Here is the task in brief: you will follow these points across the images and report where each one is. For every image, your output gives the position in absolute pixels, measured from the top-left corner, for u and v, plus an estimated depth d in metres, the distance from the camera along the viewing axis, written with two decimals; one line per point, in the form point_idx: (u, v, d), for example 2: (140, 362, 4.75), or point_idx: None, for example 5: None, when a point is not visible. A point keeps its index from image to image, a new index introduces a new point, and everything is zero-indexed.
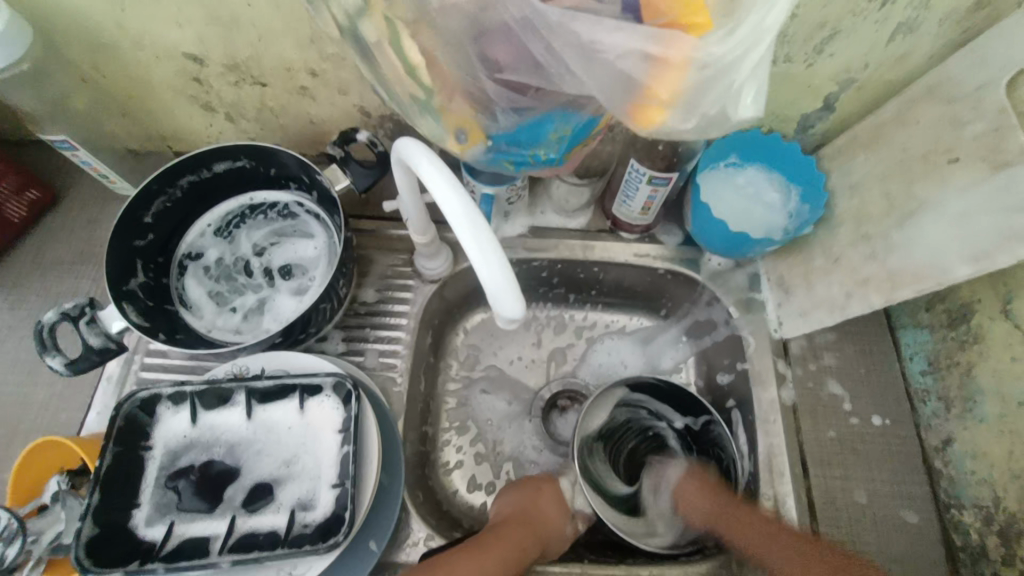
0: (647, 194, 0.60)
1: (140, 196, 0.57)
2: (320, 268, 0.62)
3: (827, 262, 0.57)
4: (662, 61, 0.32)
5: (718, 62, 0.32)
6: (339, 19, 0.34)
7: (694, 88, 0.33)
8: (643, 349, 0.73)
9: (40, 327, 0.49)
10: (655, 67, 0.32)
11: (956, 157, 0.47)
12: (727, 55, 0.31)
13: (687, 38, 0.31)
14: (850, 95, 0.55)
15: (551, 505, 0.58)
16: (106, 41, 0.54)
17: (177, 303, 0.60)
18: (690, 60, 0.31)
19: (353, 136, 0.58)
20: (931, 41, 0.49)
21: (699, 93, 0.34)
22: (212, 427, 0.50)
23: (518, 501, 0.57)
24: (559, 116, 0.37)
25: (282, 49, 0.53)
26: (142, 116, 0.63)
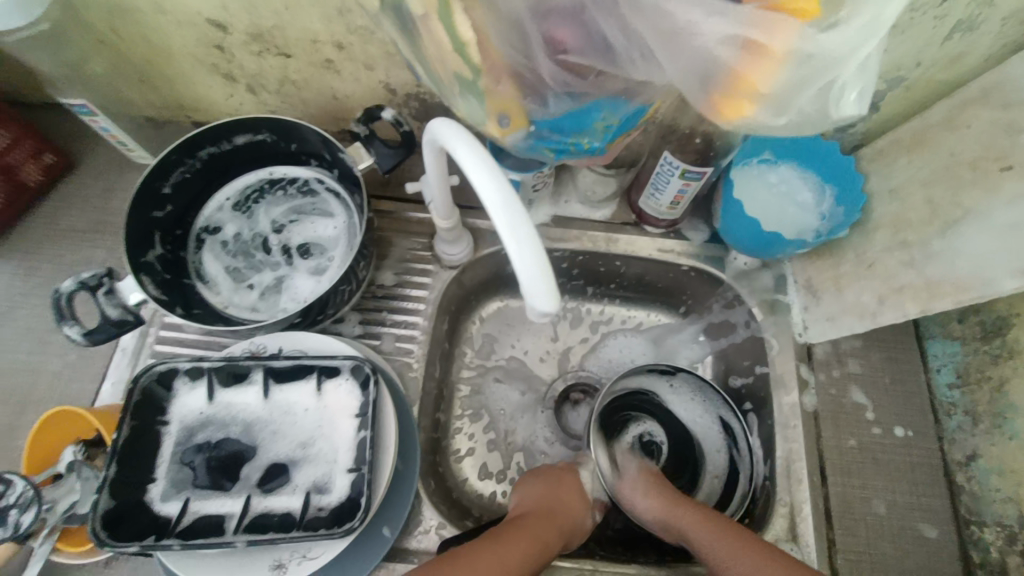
0: (679, 189, 0.58)
1: (160, 166, 0.55)
2: (339, 248, 0.61)
3: (859, 267, 0.56)
4: (760, 50, 0.30)
5: (825, 52, 0.30)
6: None
7: (792, 80, 0.31)
8: (661, 346, 0.72)
9: (57, 296, 0.49)
10: (749, 55, 0.30)
11: (1009, 164, 0.45)
12: (836, 45, 0.29)
13: (789, 26, 0.29)
14: (897, 94, 0.53)
15: (567, 489, 0.58)
16: (126, 4, 0.52)
17: (194, 278, 0.60)
18: (789, 50, 0.30)
19: (376, 113, 0.55)
20: (991, 40, 0.46)
21: (796, 86, 0.32)
22: (228, 405, 0.50)
23: (541, 494, 0.57)
24: (608, 104, 0.35)
25: (309, 19, 0.51)
26: (161, 83, 0.62)
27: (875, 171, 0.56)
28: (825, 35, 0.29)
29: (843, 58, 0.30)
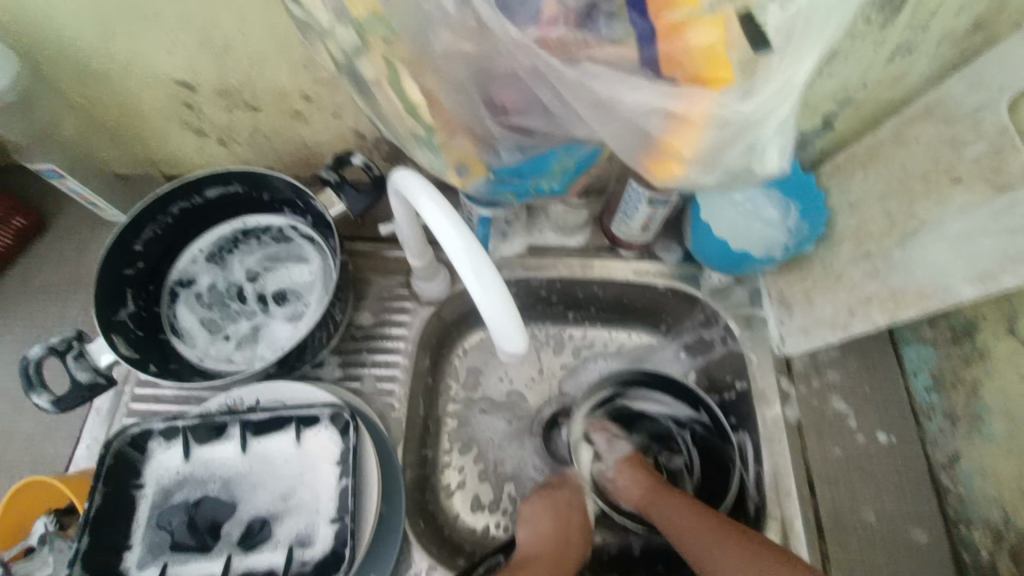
0: (648, 214, 0.59)
1: (129, 225, 0.55)
2: (315, 293, 0.61)
3: (829, 279, 0.57)
4: (680, 115, 0.30)
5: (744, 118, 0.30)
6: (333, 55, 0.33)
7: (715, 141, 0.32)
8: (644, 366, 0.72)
9: (27, 361, 0.48)
10: (671, 120, 0.31)
11: (957, 177, 0.46)
12: (752, 112, 0.29)
13: (704, 98, 0.29)
14: (849, 114, 0.54)
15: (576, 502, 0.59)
16: (93, 67, 0.53)
17: (169, 332, 0.59)
18: (709, 116, 0.30)
19: (347, 159, 0.56)
20: (930, 61, 0.48)
21: (720, 141, 0.32)
22: (205, 462, 0.49)
23: (552, 522, 0.57)
24: (562, 149, 0.35)
25: (275, 75, 0.52)
26: (131, 140, 0.62)
27: (835, 186, 0.58)
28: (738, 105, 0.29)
29: (761, 117, 0.30)
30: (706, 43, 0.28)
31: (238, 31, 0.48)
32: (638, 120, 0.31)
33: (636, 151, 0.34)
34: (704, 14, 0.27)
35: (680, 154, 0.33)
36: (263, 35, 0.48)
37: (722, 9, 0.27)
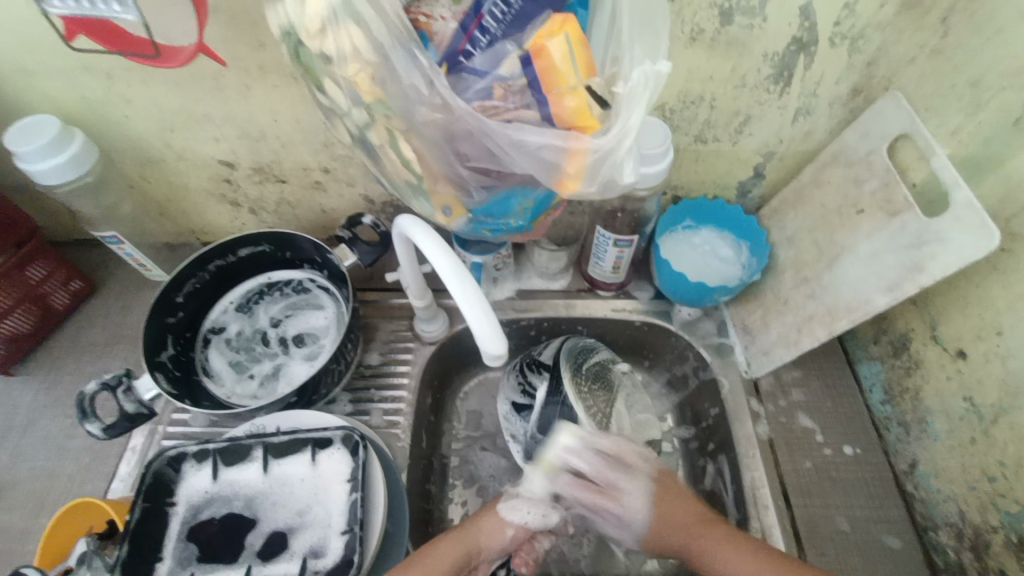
0: (615, 255, 0.68)
1: (175, 280, 0.65)
2: (329, 335, 0.69)
3: (778, 303, 0.65)
4: (568, 148, 0.36)
5: (605, 147, 0.36)
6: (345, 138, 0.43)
7: (591, 165, 0.37)
8: None
9: (82, 397, 0.55)
10: (565, 155, 0.36)
11: (862, 208, 0.57)
12: (611, 142, 0.36)
13: (582, 138, 0.35)
14: (775, 164, 0.64)
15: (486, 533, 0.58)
16: (155, 154, 0.65)
17: (201, 373, 0.67)
18: (588, 148, 0.36)
19: (359, 220, 0.67)
20: (828, 120, 0.59)
21: (597, 164, 0.38)
22: (231, 482, 0.55)
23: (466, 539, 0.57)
24: (522, 191, 0.42)
25: (301, 154, 0.65)
26: (177, 213, 0.74)
27: (774, 226, 0.67)
28: (600, 139, 0.36)
29: (625, 142, 0.36)
30: (577, 105, 0.35)
31: (273, 121, 0.61)
32: (539, 154, 0.37)
33: (540, 175, 0.38)
34: (573, 89, 0.35)
35: (574, 177, 0.38)
36: (292, 123, 0.61)
37: (583, 86, 0.35)
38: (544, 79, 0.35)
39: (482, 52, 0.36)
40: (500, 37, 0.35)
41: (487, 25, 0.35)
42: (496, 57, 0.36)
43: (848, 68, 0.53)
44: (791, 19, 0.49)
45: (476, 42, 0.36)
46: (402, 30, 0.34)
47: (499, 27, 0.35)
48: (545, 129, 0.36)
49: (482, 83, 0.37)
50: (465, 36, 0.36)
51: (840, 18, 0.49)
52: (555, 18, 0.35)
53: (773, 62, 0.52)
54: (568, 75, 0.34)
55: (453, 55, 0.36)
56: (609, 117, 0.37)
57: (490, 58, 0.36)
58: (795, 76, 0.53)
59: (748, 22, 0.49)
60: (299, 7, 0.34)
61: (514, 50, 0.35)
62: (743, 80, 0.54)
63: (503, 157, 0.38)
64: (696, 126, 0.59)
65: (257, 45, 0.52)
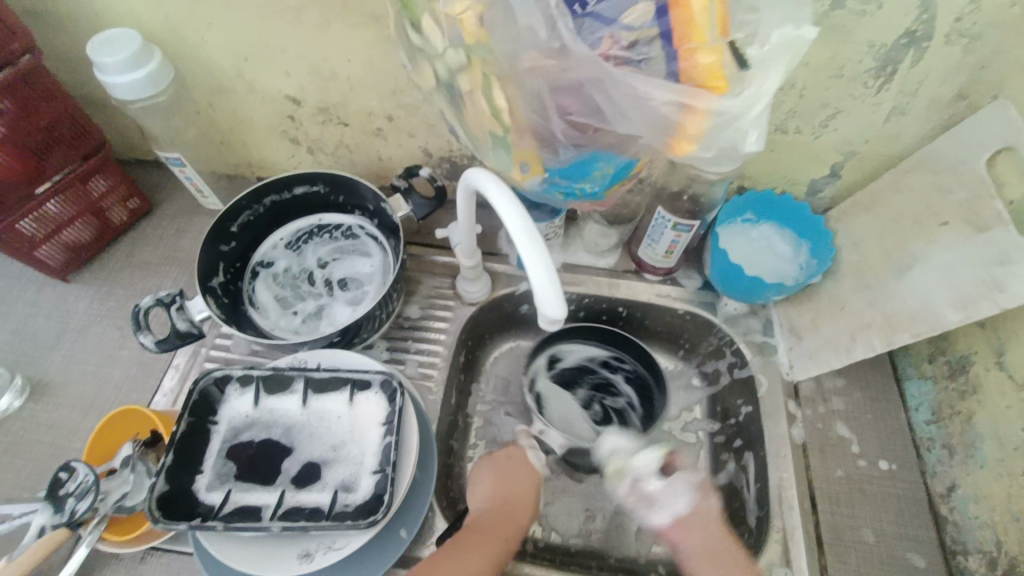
0: (672, 239, 0.66)
1: (233, 208, 0.66)
2: (374, 283, 0.70)
3: (834, 308, 0.63)
4: (690, 105, 0.35)
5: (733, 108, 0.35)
6: (426, 81, 0.42)
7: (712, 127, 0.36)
8: None
9: (137, 310, 0.57)
10: (685, 111, 0.35)
11: (944, 220, 0.54)
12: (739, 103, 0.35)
13: (706, 94, 0.34)
14: (853, 165, 0.61)
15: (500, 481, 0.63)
16: (224, 81, 0.65)
17: (247, 304, 0.69)
18: (711, 108, 0.35)
19: (416, 171, 0.67)
20: (921, 123, 0.55)
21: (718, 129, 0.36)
22: (271, 409, 0.56)
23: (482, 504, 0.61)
24: (605, 156, 0.41)
25: (367, 98, 0.64)
26: (237, 145, 0.74)
27: (840, 228, 0.65)
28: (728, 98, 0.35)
29: (753, 106, 0.35)
30: (711, 64, 0.34)
31: (345, 60, 0.60)
32: (656, 111, 0.36)
33: (652, 135, 0.38)
34: (708, 45, 0.34)
35: (690, 136, 0.37)
36: (365, 64, 0.60)
37: (720, 44, 0.34)
38: (679, 31, 0.33)
39: (600, 1, 0.34)
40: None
41: None
42: (618, 5, 0.34)
43: (958, 67, 0.49)
44: (909, 7, 0.45)
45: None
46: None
47: None
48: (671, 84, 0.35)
49: (599, 29, 0.35)
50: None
51: (961, 11, 0.45)
52: None
53: (878, 53, 0.49)
54: (705, 31, 0.33)
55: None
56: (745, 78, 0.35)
57: (613, 5, 0.34)
58: (899, 70, 0.50)
59: (860, 6, 0.46)
60: None
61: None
62: (840, 70, 0.51)
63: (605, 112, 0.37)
64: (779, 114, 0.56)
65: None
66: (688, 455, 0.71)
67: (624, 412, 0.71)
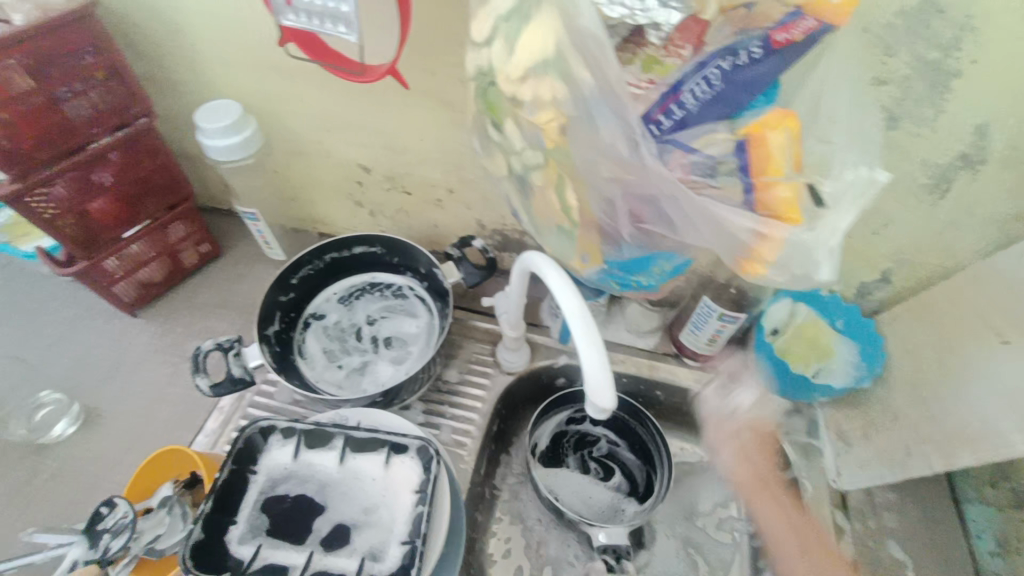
0: (716, 328, 0.66)
1: (296, 263, 0.71)
2: (418, 344, 0.72)
3: (886, 417, 0.61)
4: (766, 234, 0.37)
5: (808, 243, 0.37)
6: (496, 172, 0.46)
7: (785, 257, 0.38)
8: (685, 482, 0.73)
9: (198, 353, 0.60)
10: (759, 238, 0.38)
11: (1006, 339, 0.52)
12: (815, 239, 0.37)
13: (781, 226, 0.37)
14: (905, 272, 0.61)
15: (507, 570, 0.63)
16: (305, 147, 0.71)
17: (296, 354, 0.71)
18: (785, 238, 0.37)
19: (470, 241, 0.70)
20: (976, 239, 0.55)
21: (789, 258, 0.39)
22: (309, 464, 0.57)
23: None
24: (664, 256, 0.44)
25: (433, 172, 0.69)
26: (306, 202, 0.80)
27: (892, 334, 0.64)
28: (803, 233, 0.37)
29: (829, 240, 0.37)
30: (786, 198, 0.37)
31: (419, 139, 0.65)
32: (732, 234, 0.39)
33: (728, 254, 0.41)
34: (784, 179, 0.37)
35: (762, 261, 0.39)
36: (435, 143, 0.65)
37: (795, 180, 0.37)
38: (756, 164, 0.37)
39: (673, 122, 0.39)
40: (697, 115, 0.38)
41: (685, 100, 0.38)
42: (695, 131, 0.39)
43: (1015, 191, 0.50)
44: (965, 134, 0.47)
45: (671, 113, 0.38)
46: (611, 87, 0.36)
47: (695, 105, 0.38)
48: (749, 213, 0.38)
49: (672, 146, 0.39)
50: (661, 107, 0.38)
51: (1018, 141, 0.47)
52: (775, 111, 0.37)
53: (933, 172, 0.51)
54: (781, 165, 0.37)
55: (648, 121, 0.39)
56: (822, 214, 0.38)
57: (691, 131, 0.39)
58: (954, 189, 0.51)
59: (915, 130, 0.48)
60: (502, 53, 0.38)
61: (723, 131, 0.39)
62: (894, 185, 0.52)
63: (672, 220, 0.41)
64: None
65: (429, 72, 0.57)
66: (722, 556, 0.67)
67: (613, 454, 0.72)
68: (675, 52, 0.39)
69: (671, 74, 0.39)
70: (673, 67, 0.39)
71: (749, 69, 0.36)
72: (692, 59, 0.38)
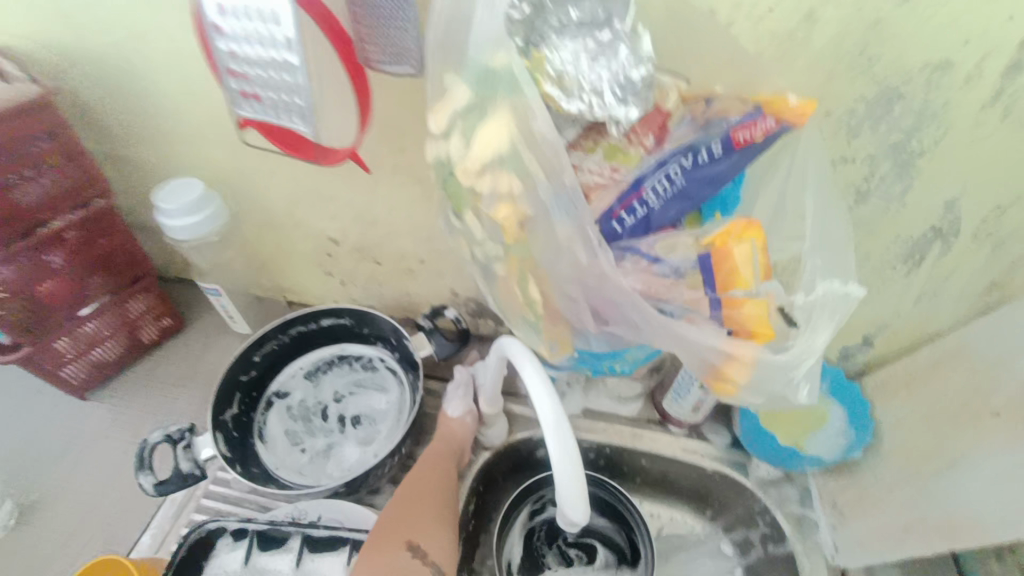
0: (699, 397, 0.64)
1: (257, 340, 0.67)
2: (388, 422, 0.68)
3: (880, 490, 0.58)
4: (735, 354, 0.38)
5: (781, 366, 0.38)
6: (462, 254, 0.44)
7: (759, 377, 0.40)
8: (676, 560, 0.68)
9: (144, 446, 0.56)
10: (729, 357, 0.39)
11: (994, 412, 0.48)
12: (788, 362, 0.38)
13: (751, 346, 0.38)
14: (887, 336, 0.60)
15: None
16: (271, 219, 0.69)
17: (256, 438, 0.67)
18: (755, 358, 0.38)
19: (443, 312, 0.68)
20: (955, 306, 0.55)
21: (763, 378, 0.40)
22: (262, 570, 0.52)
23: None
24: (636, 346, 0.44)
25: (403, 244, 0.67)
26: (274, 272, 0.77)
27: (880, 399, 0.62)
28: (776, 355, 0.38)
29: (805, 361, 0.38)
30: (756, 314, 0.37)
31: (387, 212, 0.63)
32: (704, 353, 0.39)
33: (699, 370, 0.41)
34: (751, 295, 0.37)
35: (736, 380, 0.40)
36: (404, 216, 0.63)
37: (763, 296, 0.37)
38: (723, 280, 0.36)
39: (635, 220, 0.38)
40: (660, 210, 0.38)
41: (647, 198, 0.37)
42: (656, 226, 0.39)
43: (992, 261, 0.49)
44: (936, 206, 0.47)
45: (634, 211, 0.38)
46: (565, 188, 0.35)
47: (658, 202, 0.38)
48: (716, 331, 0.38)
49: (635, 243, 0.39)
50: (623, 204, 0.38)
51: (988, 216, 0.46)
52: (739, 220, 0.37)
53: (907, 243, 0.50)
54: (748, 280, 0.36)
55: (608, 219, 0.39)
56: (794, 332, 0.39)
57: (653, 228, 0.39)
58: (928, 259, 0.51)
59: (886, 202, 0.48)
60: (462, 148, 0.36)
61: (688, 237, 0.38)
62: (869, 253, 0.52)
63: (632, 311, 0.39)
64: None
65: (394, 149, 0.56)
66: None
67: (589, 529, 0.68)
68: (639, 141, 0.38)
69: (634, 165, 0.38)
70: (636, 157, 0.38)
71: (708, 168, 0.36)
72: (654, 152, 0.38)
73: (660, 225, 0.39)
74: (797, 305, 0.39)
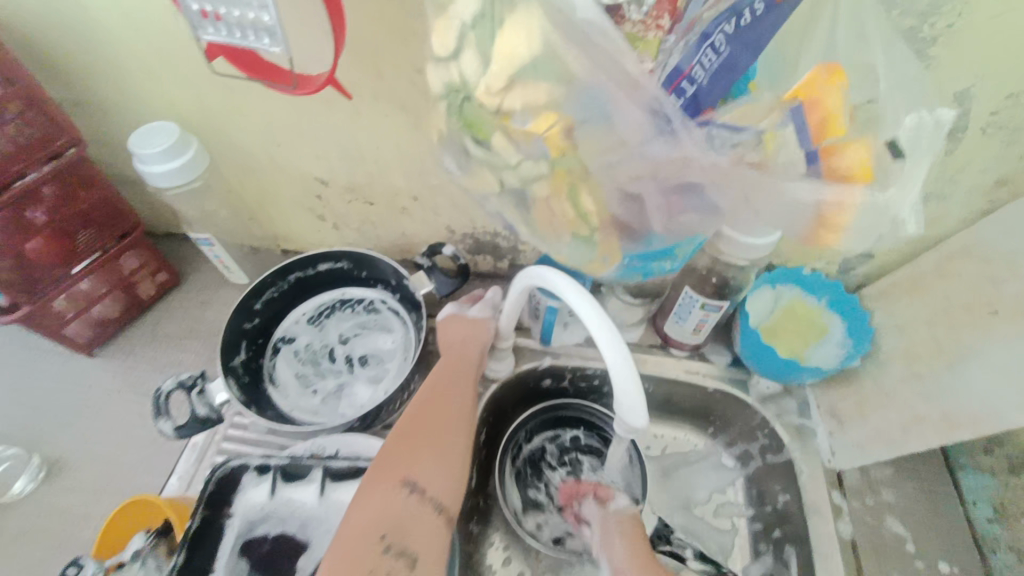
0: (701, 318, 0.64)
1: (257, 287, 0.67)
2: (395, 360, 0.69)
3: (880, 395, 0.60)
4: (842, 199, 0.36)
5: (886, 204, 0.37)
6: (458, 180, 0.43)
7: (862, 223, 0.38)
8: (680, 474, 0.72)
9: (159, 394, 0.58)
10: (831, 208, 0.37)
11: (995, 309, 0.50)
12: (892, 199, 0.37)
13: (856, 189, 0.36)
14: (887, 246, 0.60)
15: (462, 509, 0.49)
16: (257, 163, 0.67)
17: (268, 382, 0.68)
18: (861, 201, 0.37)
19: (439, 248, 0.67)
20: (957, 210, 0.54)
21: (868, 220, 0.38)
22: (287, 501, 0.55)
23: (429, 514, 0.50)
24: (687, 240, 0.43)
25: (395, 180, 0.65)
26: (266, 220, 0.76)
27: (879, 309, 0.62)
28: (877, 194, 0.36)
29: (904, 196, 0.37)
30: (855, 157, 0.36)
31: (376, 147, 0.61)
32: (803, 208, 0.37)
33: (800, 226, 0.39)
34: (847, 140, 0.37)
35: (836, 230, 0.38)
36: (394, 151, 0.61)
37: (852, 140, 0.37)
38: (817, 127, 0.37)
39: (696, 88, 0.37)
40: (708, 83, 0.37)
41: (696, 75, 0.36)
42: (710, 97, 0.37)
43: (998, 158, 0.49)
44: (943, 103, 0.45)
45: (685, 89, 0.37)
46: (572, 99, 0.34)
47: (705, 77, 0.36)
48: (817, 180, 0.37)
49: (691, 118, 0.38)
50: (671, 85, 0.37)
51: (998, 107, 0.45)
52: (826, 66, 0.38)
53: None
54: (840, 124, 0.37)
55: (672, 86, 0.37)
56: (899, 165, 0.38)
57: (714, 94, 0.37)
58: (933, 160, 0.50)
59: None
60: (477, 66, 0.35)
61: (746, 105, 0.38)
62: None
63: (659, 222, 0.40)
64: None
65: (378, 77, 0.53)
66: (722, 544, 0.66)
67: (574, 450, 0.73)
68: (655, 25, 0.36)
69: (657, 51, 0.37)
70: (656, 41, 0.37)
71: (752, 29, 0.35)
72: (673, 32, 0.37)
73: (705, 102, 0.38)
74: (899, 137, 0.38)
